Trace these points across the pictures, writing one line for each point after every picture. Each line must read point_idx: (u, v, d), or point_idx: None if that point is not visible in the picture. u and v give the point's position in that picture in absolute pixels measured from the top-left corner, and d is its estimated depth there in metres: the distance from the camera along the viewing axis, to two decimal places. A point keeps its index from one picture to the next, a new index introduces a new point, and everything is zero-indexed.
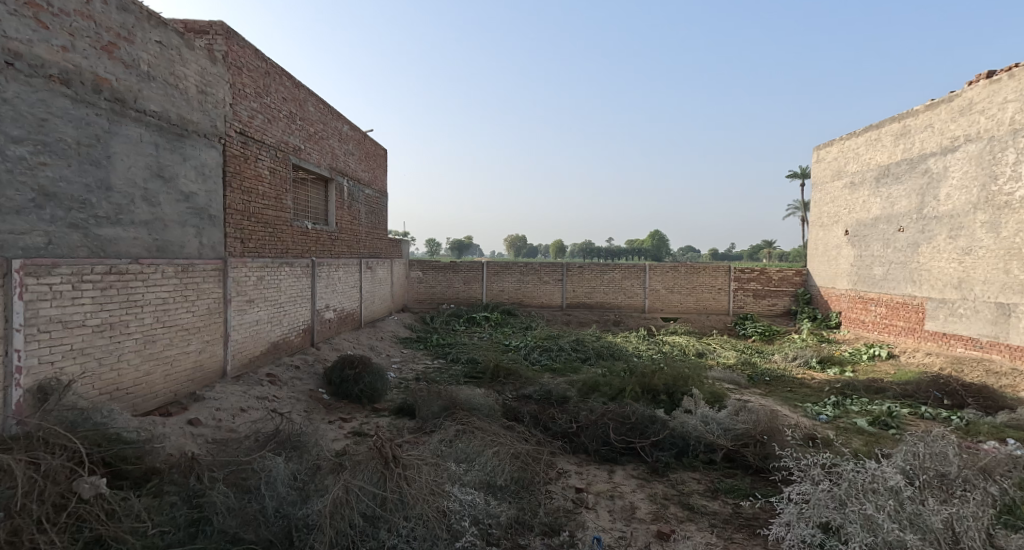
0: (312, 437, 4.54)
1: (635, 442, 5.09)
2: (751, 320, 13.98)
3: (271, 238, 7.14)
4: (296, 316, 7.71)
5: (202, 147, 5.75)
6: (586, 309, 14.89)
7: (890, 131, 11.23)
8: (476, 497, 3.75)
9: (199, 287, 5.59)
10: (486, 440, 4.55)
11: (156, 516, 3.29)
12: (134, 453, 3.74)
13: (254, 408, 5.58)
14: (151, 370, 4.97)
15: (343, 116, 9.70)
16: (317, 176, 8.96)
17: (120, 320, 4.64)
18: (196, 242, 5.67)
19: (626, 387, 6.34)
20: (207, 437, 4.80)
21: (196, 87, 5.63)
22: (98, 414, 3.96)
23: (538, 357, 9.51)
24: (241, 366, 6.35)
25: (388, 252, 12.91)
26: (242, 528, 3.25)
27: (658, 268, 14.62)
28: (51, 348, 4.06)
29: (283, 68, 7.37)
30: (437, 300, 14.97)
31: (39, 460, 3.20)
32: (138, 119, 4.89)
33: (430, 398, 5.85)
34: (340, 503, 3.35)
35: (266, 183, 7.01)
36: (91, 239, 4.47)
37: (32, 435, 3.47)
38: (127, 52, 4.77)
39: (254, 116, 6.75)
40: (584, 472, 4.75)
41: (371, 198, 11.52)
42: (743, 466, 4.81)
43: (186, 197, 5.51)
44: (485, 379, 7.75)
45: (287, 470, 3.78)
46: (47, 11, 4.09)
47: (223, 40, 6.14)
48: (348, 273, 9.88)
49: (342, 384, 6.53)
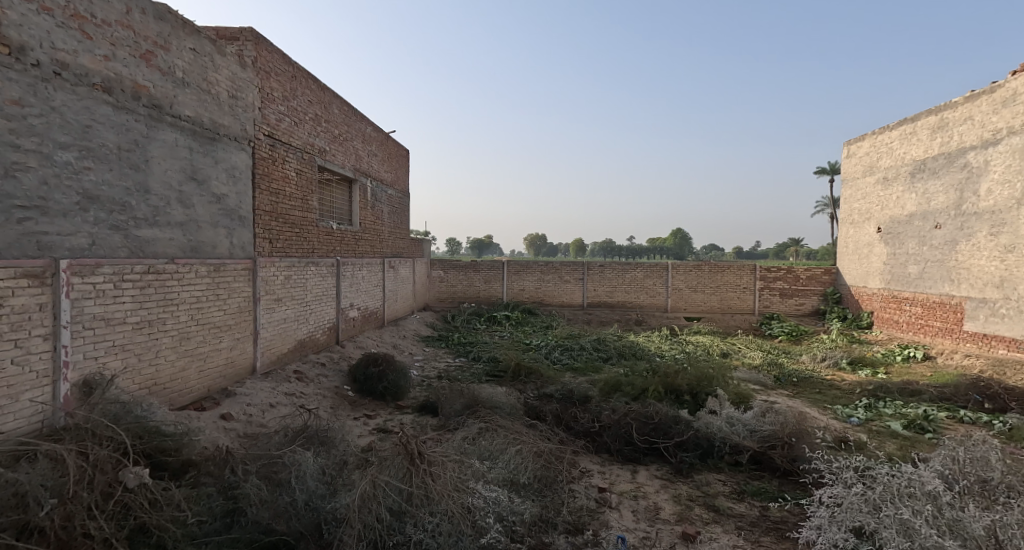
0: (339, 433, 4.66)
1: (659, 443, 5.07)
2: (777, 320, 13.75)
3: (298, 238, 7.30)
4: (322, 315, 7.88)
5: (233, 150, 5.93)
6: (607, 309, 14.82)
7: (926, 125, 10.92)
8: (500, 494, 3.79)
9: (230, 287, 5.76)
10: (509, 438, 4.58)
11: (195, 506, 3.43)
12: (173, 445, 3.89)
13: (283, 404, 5.74)
14: (186, 366, 5.15)
15: (366, 117, 9.86)
16: (342, 177, 9.13)
17: (157, 318, 4.82)
18: (228, 242, 5.85)
19: (649, 387, 6.29)
20: (238, 432, 4.96)
21: (227, 92, 5.80)
22: (140, 407, 4.10)
23: (560, 356, 9.50)
24: (270, 363, 6.53)
25: (410, 252, 13.10)
26: (274, 520, 3.39)
27: (681, 268, 14.47)
28: (96, 344, 4.25)
29: (308, 71, 7.54)
30: (458, 299, 15.12)
31: (88, 450, 3.34)
32: (174, 124, 5.07)
33: (452, 396, 5.91)
34: (367, 498, 3.43)
35: (293, 185, 7.18)
36: (131, 240, 4.65)
37: (81, 426, 3.63)
38: (163, 60, 4.95)
39: (282, 119, 6.92)
40: (607, 472, 4.75)
41: (393, 198, 11.69)
42: (770, 468, 4.75)
43: (218, 198, 5.68)
44: (506, 378, 7.79)
45: (316, 465, 3.89)
46: (91, 22, 4.27)
47: (253, 46, 6.29)
48: (371, 272, 10.05)
49: (366, 382, 6.64)
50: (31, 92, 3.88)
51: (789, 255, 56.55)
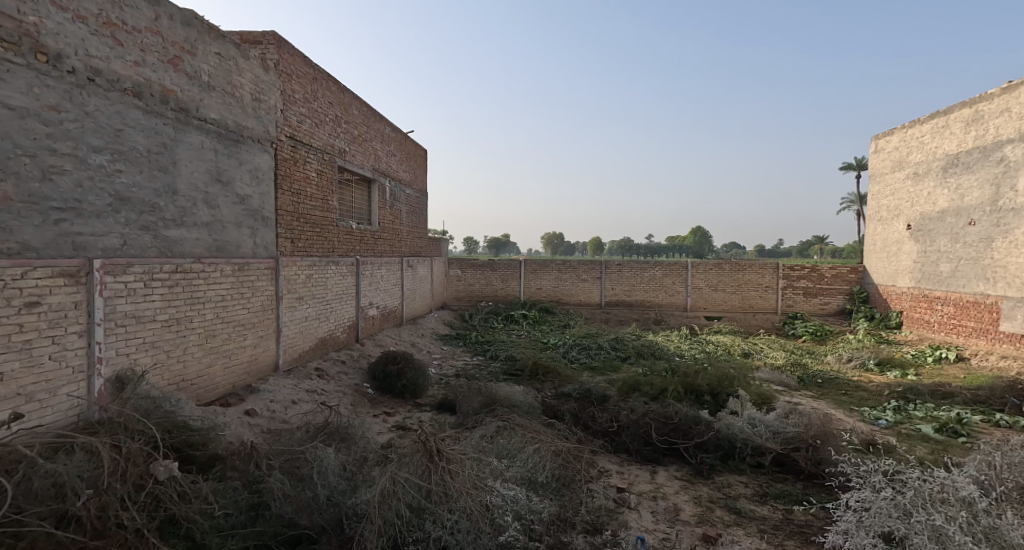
0: (359, 430, 4.75)
1: (678, 444, 5.05)
2: (801, 320, 13.51)
3: (319, 238, 7.42)
4: (342, 313, 8.00)
5: (256, 152, 6.05)
6: (626, 308, 14.74)
7: (959, 118, 10.61)
8: (518, 493, 3.81)
9: (253, 285, 5.90)
10: (527, 437, 4.61)
11: (221, 499, 3.53)
12: (201, 440, 4.01)
13: (304, 401, 5.86)
14: (212, 363, 5.29)
15: (385, 118, 9.98)
16: (361, 177, 9.25)
17: (185, 316, 4.96)
18: (251, 242, 5.97)
19: (669, 387, 6.25)
20: (262, 428, 5.08)
21: (251, 94, 5.93)
22: (169, 403, 4.23)
23: (577, 356, 9.49)
24: (292, 361, 6.67)
25: (428, 251, 13.20)
26: (297, 514, 3.48)
27: (701, 266, 14.32)
28: (127, 341, 4.39)
29: (329, 73, 7.66)
30: (476, 298, 15.20)
31: (120, 443, 3.47)
32: (200, 127, 5.20)
33: (470, 394, 5.96)
34: (387, 494, 3.49)
35: (314, 185, 7.30)
36: (160, 240, 4.78)
37: (114, 420, 3.76)
38: (190, 65, 5.09)
39: (303, 121, 7.05)
40: (626, 472, 4.75)
41: (411, 198, 11.80)
42: (794, 471, 4.70)
43: (242, 199, 5.81)
44: (524, 377, 7.82)
45: (337, 461, 3.97)
46: (122, 30, 4.41)
47: (275, 49, 6.42)
48: (390, 271, 10.15)
49: (385, 380, 6.73)
50: (67, 98, 4.01)
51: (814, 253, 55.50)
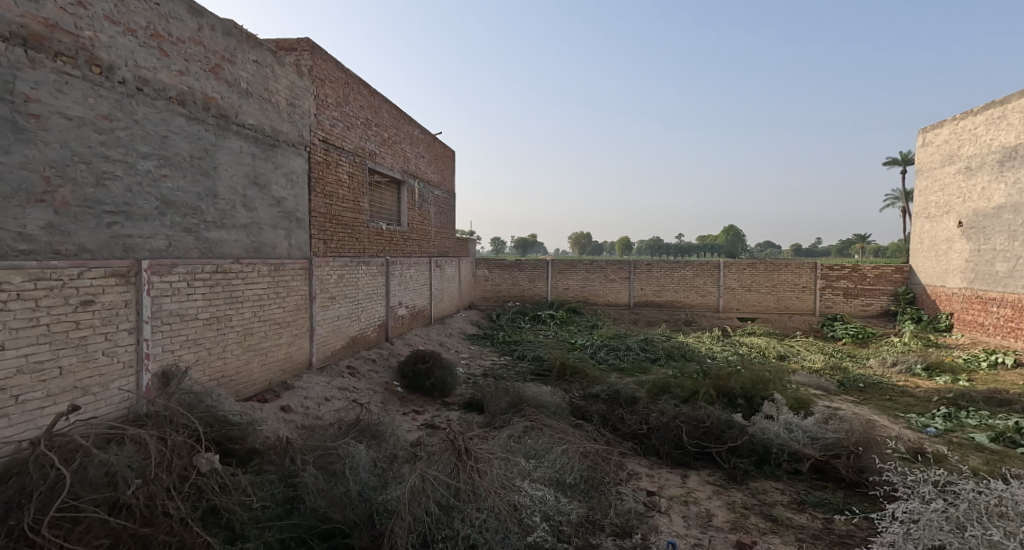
0: (389, 427, 4.85)
1: (710, 448, 4.98)
2: (841, 321, 13.10)
3: (350, 238, 7.59)
4: (373, 312, 8.17)
5: (291, 156, 6.24)
6: (655, 308, 14.58)
7: (1017, 108, 10.07)
8: (546, 493, 3.83)
9: (289, 285, 6.09)
10: (555, 438, 4.64)
11: (258, 492, 3.67)
12: (239, 434, 4.17)
13: (337, 398, 6.01)
14: (250, 360, 5.48)
15: (414, 120, 10.13)
16: (391, 179, 9.41)
17: (225, 314, 5.16)
18: (286, 243, 6.16)
19: (700, 390, 6.17)
20: (297, 423, 5.24)
21: (286, 100, 6.11)
22: (210, 398, 4.41)
23: (606, 356, 9.45)
24: (325, 358, 6.84)
25: (456, 252, 13.34)
26: (330, 508, 3.59)
27: (733, 266, 14.04)
28: (172, 338, 4.59)
29: (360, 78, 7.84)
30: (503, 298, 15.28)
31: (166, 436, 3.64)
32: (238, 132, 5.39)
33: (498, 394, 6.01)
34: (417, 491, 3.56)
35: (345, 187, 7.47)
36: (201, 241, 4.98)
37: (160, 413, 3.95)
38: (230, 73, 5.28)
39: (335, 124, 7.22)
40: (656, 475, 4.72)
41: (439, 199, 11.95)
42: (834, 478, 4.59)
43: (278, 202, 6.00)
44: (551, 377, 7.83)
45: (368, 458, 4.07)
46: (168, 41, 4.62)
47: (309, 56, 6.61)
48: (418, 271, 10.30)
49: (414, 378, 6.84)
50: (118, 107, 4.21)
51: (855, 253, 53.64)
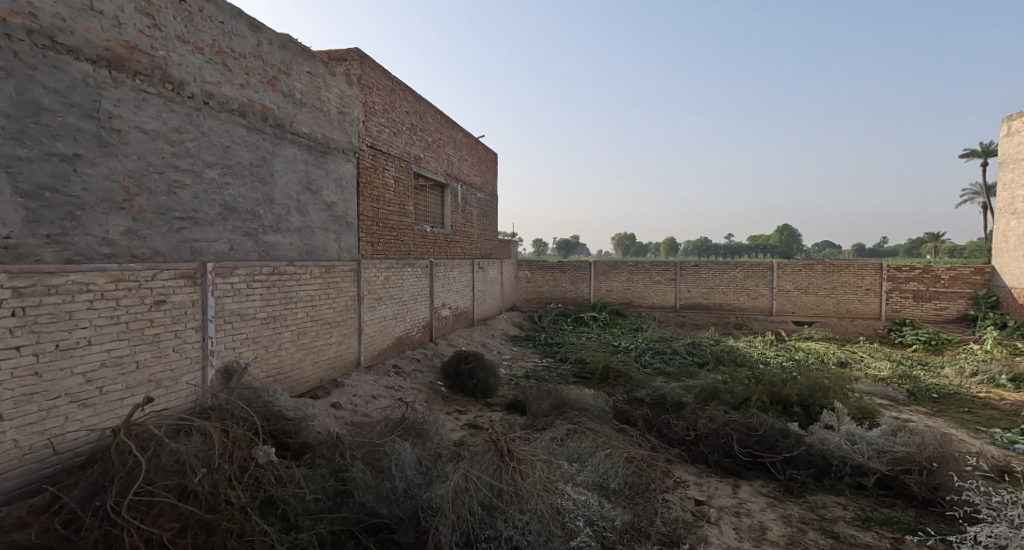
0: (433, 426, 4.97)
1: (764, 457, 4.84)
2: (911, 326, 12.29)
3: (396, 241, 7.80)
4: (417, 313, 8.37)
5: (341, 162, 6.49)
6: (703, 311, 14.24)
7: None
8: (590, 498, 3.83)
9: (339, 287, 6.33)
10: (598, 442, 4.62)
11: (311, 484, 3.84)
12: (293, 428, 4.37)
13: (383, 396, 6.20)
14: (303, 358, 5.73)
15: (457, 124, 10.31)
16: (435, 183, 9.61)
17: (280, 314, 5.42)
18: (336, 246, 6.41)
19: (752, 396, 5.98)
20: (346, 420, 5.44)
21: (337, 108, 6.37)
22: (267, 393, 4.65)
23: (651, 360, 9.30)
24: (372, 358, 7.07)
25: (499, 253, 13.47)
26: (377, 503, 3.72)
27: (788, 268, 13.53)
28: (233, 336, 4.87)
29: (406, 84, 8.06)
30: (545, 300, 15.31)
31: (227, 428, 3.87)
32: (293, 141, 5.66)
33: (540, 396, 6.04)
34: (460, 490, 3.64)
35: (392, 192, 7.69)
36: (259, 245, 5.26)
37: (223, 407, 4.20)
38: (286, 84, 5.55)
39: (382, 130, 7.45)
40: (705, 484, 4.63)
41: (482, 201, 12.10)
42: (904, 496, 4.36)
43: (329, 206, 6.25)
44: (595, 380, 7.79)
45: (413, 456, 4.21)
46: (231, 57, 4.90)
47: (358, 65, 6.85)
48: (462, 273, 10.47)
49: (458, 378, 6.97)
50: (187, 121, 4.51)
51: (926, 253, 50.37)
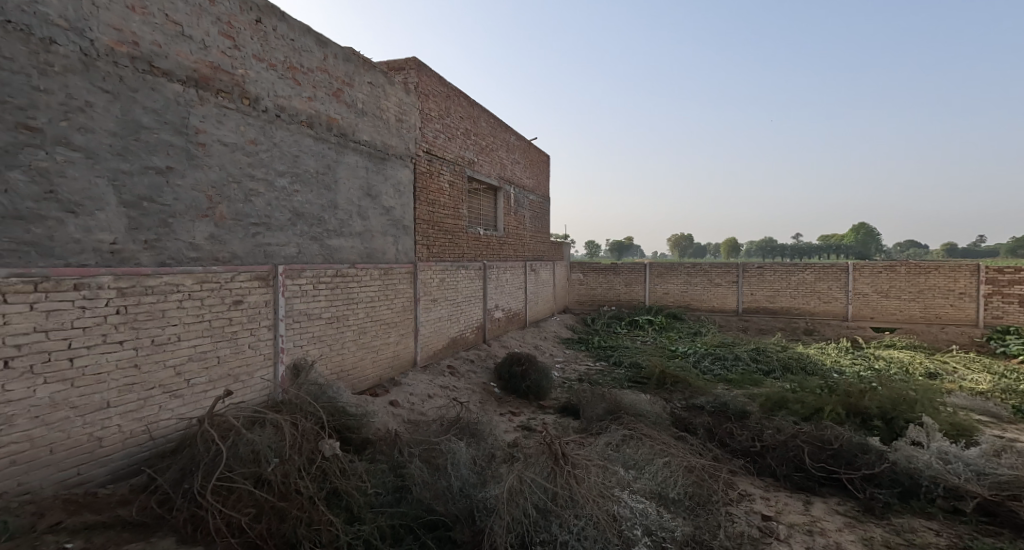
0: (487, 427, 5.06)
1: (840, 473, 4.60)
2: (1016, 334, 10.99)
3: (450, 244, 7.98)
4: (471, 315, 8.52)
5: (399, 167, 6.72)
6: (768, 316, 13.65)
7: None
8: (647, 507, 3.79)
9: (397, 288, 6.56)
10: (656, 450, 4.55)
11: (372, 479, 4.00)
12: (356, 424, 4.57)
13: (439, 396, 6.36)
14: (364, 356, 5.98)
15: (510, 128, 10.42)
16: (488, 186, 9.75)
17: (343, 314, 5.69)
18: (394, 249, 6.64)
19: (826, 407, 5.69)
20: (404, 417, 5.63)
21: (395, 116, 6.61)
22: (331, 389, 4.89)
23: (711, 366, 9.02)
24: (428, 357, 7.27)
25: (551, 255, 13.48)
26: (433, 501, 3.83)
27: (866, 269, 12.71)
28: (301, 334, 5.15)
29: (460, 90, 8.24)
30: (598, 302, 15.18)
31: (297, 421, 4.10)
32: (355, 149, 5.92)
33: (594, 400, 6.01)
34: (515, 492, 3.68)
35: (447, 196, 7.88)
36: (324, 248, 5.53)
37: (292, 402, 4.46)
38: (349, 95, 5.83)
39: (438, 136, 7.65)
40: (772, 498, 4.46)
41: (535, 203, 12.15)
42: (1012, 524, 3.96)
43: (387, 211, 6.48)
44: (650, 385, 7.65)
45: (468, 455, 4.30)
46: (300, 72, 5.21)
47: (415, 73, 7.09)
48: (514, 275, 10.56)
49: (510, 380, 7.04)
50: (262, 133, 4.82)
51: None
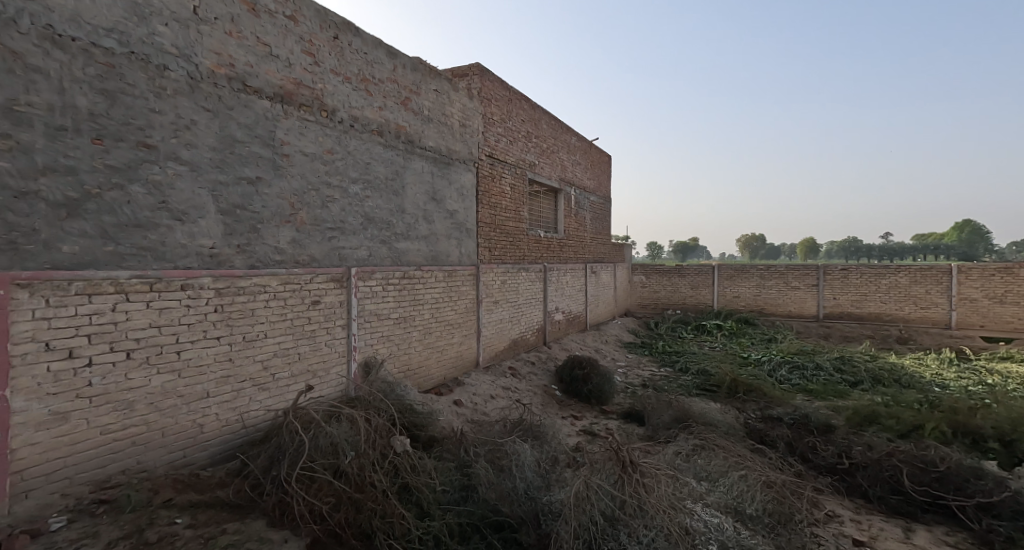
0: (550, 430, 5.06)
1: (947, 499, 4.18)
2: None
3: (512, 246, 8.04)
4: (531, 317, 8.55)
5: (462, 171, 6.85)
6: (854, 322, 12.73)
7: None
8: (723, 521, 3.70)
9: (460, 290, 6.70)
10: (730, 462, 4.37)
11: (440, 477, 4.09)
12: (423, 422, 4.70)
13: (501, 397, 6.43)
14: (429, 356, 6.15)
15: (571, 129, 10.37)
16: (549, 188, 9.75)
17: (410, 315, 5.88)
18: (458, 252, 6.77)
19: (927, 425, 5.21)
20: (467, 416, 5.74)
21: (459, 122, 6.76)
22: (399, 387, 5.06)
23: (788, 375, 8.52)
24: (490, 359, 7.36)
25: (612, 258, 13.28)
26: (499, 502, 3.88)
27: (976, 273, 11.59)
28: (372, 333, 5.38)
29: (522, 94, 8.30)
30: (662, 306, 14.78)
31: (370, 417, 4.28)
32: (422, 155, 6.11)
33: (660, 407, 5.85)
34: (581, 497, 3.63)
35: (508, 199, 7.95)
36: (393, 251, 5.74)
37: (365, 398, 4.66)
38: (416, 103, 6.02)
39: (500, 140, 7.74)
40: (864, 522, 4.15)
41: (596, 205, 12.03)
42: None
43: (451, 214, 6.63)
44: (721, 394, 7.34)
45: (533, 458, 4.32)
46: (372, 83, 5.44)
47: (478, 79, 7.20)
48: (574, 277, 10.50)
49: (572, 383, 7.00)
50: (338, 143, 5.07)
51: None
